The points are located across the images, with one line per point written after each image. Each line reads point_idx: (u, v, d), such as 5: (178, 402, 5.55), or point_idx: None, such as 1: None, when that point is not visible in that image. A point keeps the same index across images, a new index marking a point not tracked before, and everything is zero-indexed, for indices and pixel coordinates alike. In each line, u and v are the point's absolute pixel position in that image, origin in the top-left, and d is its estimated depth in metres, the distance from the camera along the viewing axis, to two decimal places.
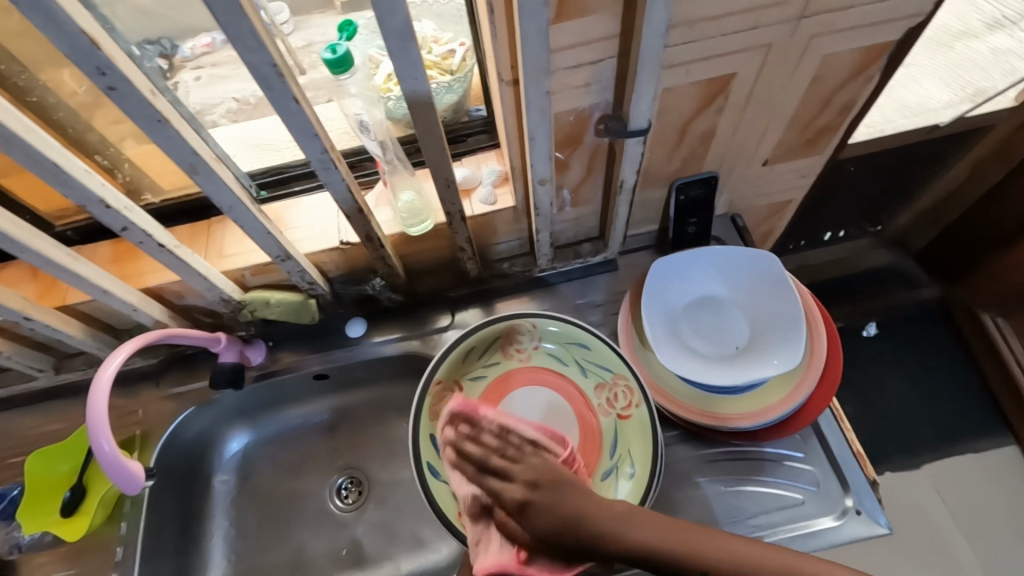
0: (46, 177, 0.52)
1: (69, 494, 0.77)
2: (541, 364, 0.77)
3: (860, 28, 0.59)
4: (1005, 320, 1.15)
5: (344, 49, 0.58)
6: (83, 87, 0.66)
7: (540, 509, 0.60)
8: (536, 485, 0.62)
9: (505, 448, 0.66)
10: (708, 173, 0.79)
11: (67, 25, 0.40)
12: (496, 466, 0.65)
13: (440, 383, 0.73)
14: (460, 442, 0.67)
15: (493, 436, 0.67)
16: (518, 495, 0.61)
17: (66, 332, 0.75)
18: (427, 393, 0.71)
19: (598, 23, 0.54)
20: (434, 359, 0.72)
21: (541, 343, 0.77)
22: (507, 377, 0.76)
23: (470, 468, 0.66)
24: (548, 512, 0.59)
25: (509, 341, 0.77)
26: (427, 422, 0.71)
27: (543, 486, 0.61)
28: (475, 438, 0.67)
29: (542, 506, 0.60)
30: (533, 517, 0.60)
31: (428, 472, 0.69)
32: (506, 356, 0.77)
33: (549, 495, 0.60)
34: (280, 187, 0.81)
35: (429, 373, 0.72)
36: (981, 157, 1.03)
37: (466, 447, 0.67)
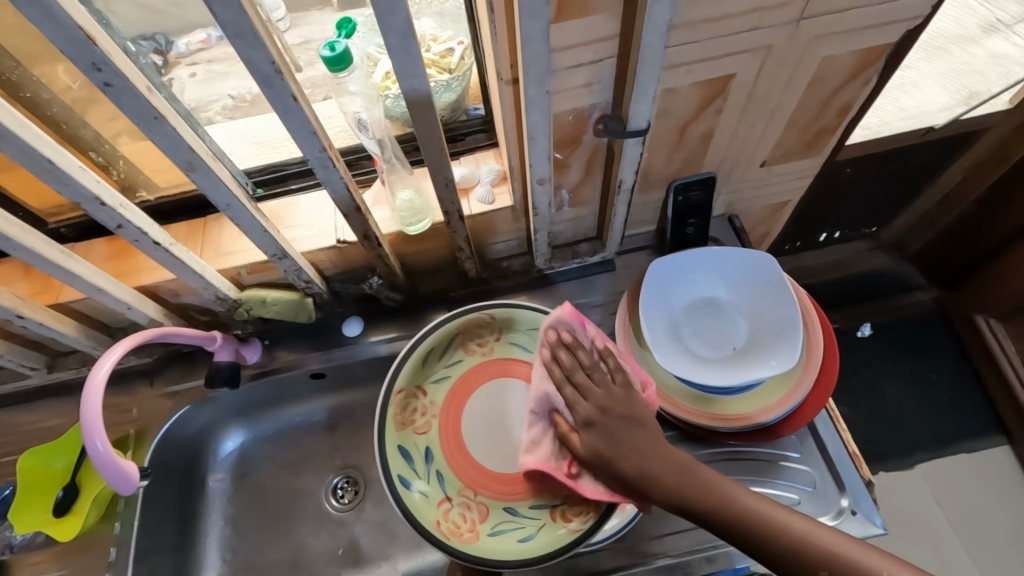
0: (41, 174, 0.51)
1: (62, 494, 0.76)
2: (505, 355, 0.77)
3: (859, 30, 0.59)
4: (999, 321, 1.16)
5: (343, 47, 0.57)
6: (78, 83, 0.66)
7: (605, 431, 0.61)
8: (607, 411, 0.62)
9: (595, 369, 0.65)
10: (707, 173, 0.78)
11: (62, 20, 0.40)
12: (582, 381, 0.64)
13: (402, 391, 0.73)
14: (556, 350, 0.66)
15: (590, 355, 0.66)
16: (590, 414, 0.62)
17: (60, 330, 0.74)
18: (388, 404, 0.72)
19: (599, 23, 0.54)
20: (391, 369, 0.73)
21: (501, 334, 0.78)
22: (471, 374, 0.76)
23: (557, 373, 0.65)
24: (609, 437, 0.61)
25: (469, 337, 0.77)
26: (392, 433, 0.71)
27: (616, 413, 0.62)
28: (573, 349, 0.66)
29: (609, 429, 0.61)
30: (593, 437, 0.61)
31: (398, 483, 0.69)
32: (467, 353, 0.77)
33: (616, 425, 0.61)
34: (277, 185, 0.80)
35: (389, 384, 0.72)
36: (976, 161, 1.03)
37: (558, 356, 0.66)
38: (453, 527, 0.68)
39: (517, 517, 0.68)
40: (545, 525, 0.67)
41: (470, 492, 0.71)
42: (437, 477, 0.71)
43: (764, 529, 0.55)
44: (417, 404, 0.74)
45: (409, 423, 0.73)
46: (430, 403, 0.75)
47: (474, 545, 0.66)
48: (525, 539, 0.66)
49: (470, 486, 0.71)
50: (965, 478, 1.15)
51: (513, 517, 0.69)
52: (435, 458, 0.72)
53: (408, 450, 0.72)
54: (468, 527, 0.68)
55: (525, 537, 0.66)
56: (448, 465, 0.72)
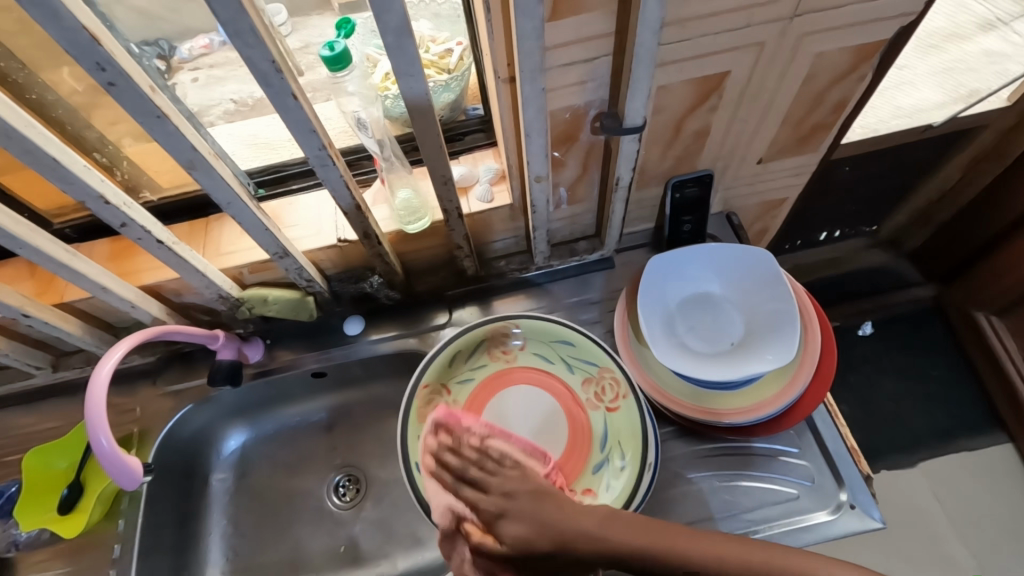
0: (45, 173, 0.52)
1: (67, 491, 0.77)
2: (528, 364, 0.77)
3: (853, 26, 0.60)
4: (999, 318, 1.14)
5: (342, 46, 0.58)
6: (83, 86, 0.67)
7: (516, 517, 0.55)
8: (514, 494, 0.57)
9: (483, 461, 0.62)
10: (703, 171, 0.79)
11: (67, 21, 0.41)
12: (473, 476, 0.61)
13: (427, 386, 0.74)
14: (442, 453, 0.65)
15: (472, 447, 0.63)
16: (493, 506, 0.57)
17: (65, 329, 0.75)
18: (413, 397, 0.73)
19: (593, 22, 0.55)
20: (419, 365, 0.74)
21: (526, 343, 0.78)
22: (497, 378, 0.76)
23: (447, 477, 0.63)
24: (527, 521, 0.54)
25: (494, 343, 0.78)
26: (414, 423, 0.72)
27: (519, 494, 0.56)
28: (455, 448, 0.64)
29: (518, 514, 0.55)
30: (509, 527, 0.55)
31: (418, 471, 0.69)
32: (491, 359, 0.78)
33: (527, 503, 0.55)
34: (278, 186, 0.81)
35: (415, 378, 0.74)
36: (974, 157, 1.03)
37: (445, 459, 0.64)
38: None
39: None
40: None
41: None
42: None
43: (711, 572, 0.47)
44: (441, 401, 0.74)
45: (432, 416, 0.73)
46: (454, 400, 0.75)
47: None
48: None
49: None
50: (967, 476, 1.14)
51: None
52: None
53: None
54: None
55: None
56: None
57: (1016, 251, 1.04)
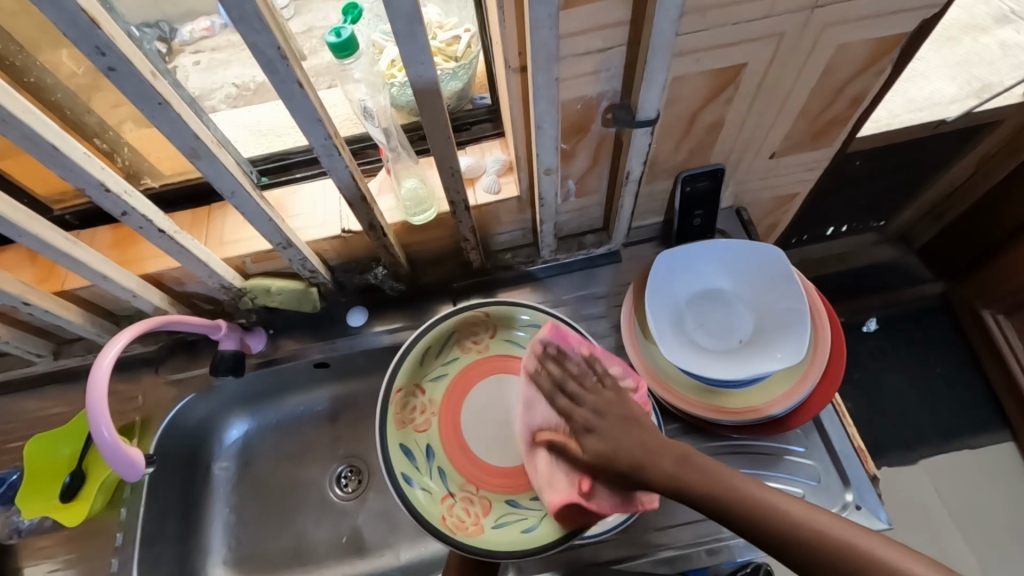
0: (44, 159, 0.51)
1: (69, 479, 0.77)
2: (501, 351, 0.77)
3: (875, 18, 0.58)
4: (1006, 318, 1.14)
5: (348, 32, 0.57)
6: (83, 69, 0.66)
7: (607, 433, 0.61)
8: (605, 415, 0.62)
9: (587, 377, 0.65)
10: (715, 165, 0.78)
11: (66, 3, 0.39)
12: (574, 391, 0.64)
13: (401, 390, 0.72)
14: (543, 362, 0.67)
15: (578, 364, 0.66)
16: (586, 419, 0.62)
17: (66, 318, 0.74)
18: (388, 403, 0.71)
19: (608, 10, 0.53)
20: (389, 369, 0.72)
21: (497, 331, 0.77)
22: (466, 371, 0.76)
23: (546, 384, 0.66)
24: (614, 440, 0.60)
25: (465, 334, 0.77)
26: (393, 432, 0.70)
27: (612, 416, 0.62)
28: (560, 361, 0.67)
29: (609, 432, 0.61)
30: (595, 441, 0.61)
31: (402, 480, 0.68)
32: (463, 350, 0.77)
33: (617, 425, 0.61)
34: (282, 174, 0.79)
35: (388, 382, 0.72)
36: (989, 153, 1.01)
37: (547, 368, 0.66)
38: (457, 521, 0.67)
39: (518, 508, 0.69)
40: (546, 516, 0.67)
41: (472, 487, 0.70)
42: (439, 473, 0.71)
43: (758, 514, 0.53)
44: (417, 402, 0.73)
45: (410, 420, 0.72)
46: (430, 400, 0.74)
47: (479, 537, 0.66)
48: (529, 529, 0.66)
49: (471, 481, 0.71)
50: (969, 473, 1.14)
51: (514, 510, 0.69)
52: (437, 454, 0.72)
53: (409, 448, 0.71)
54: (472, 520, 0.68)
55: (527, 528, 0.66)
56: (448, 461, 0.72)
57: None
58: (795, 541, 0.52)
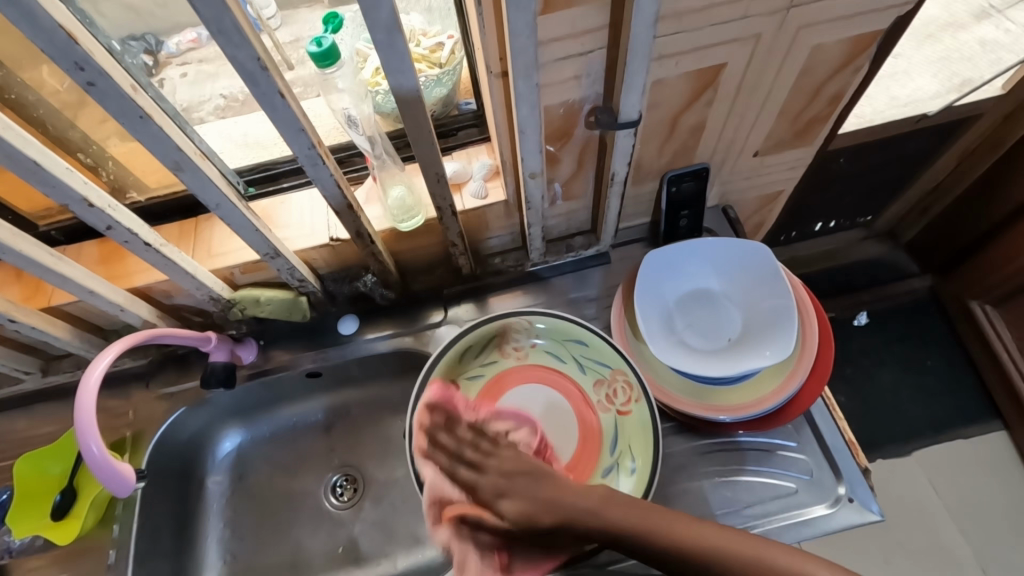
0: (26, 177, 0.51)
1: (60, 497, 0.76)
2: (541, 362, 0.76)
3: (850, 17, 0.59)
4: (995, 308, 1.15)
5: (330, 42, 0.57)
6: (65, 85, 0.66)
7: (515, 496, 0.61)
8: (511, 476, 0.62)
9: (478, 441, 0.67)
10: (700, 165, 0.78)
11: (43, 20, 0.40)
12: (471, 458, 0.65)
13: (437, 382, 0.72)
14: (435, 432, 0.68)
15: (467, 430, 0.69)
16: (494, 485, 0.62)
17: (52, 334, 0.73)
18: (422, 393, 0.71)
19: (587, 15, 0.53)
20: (429, 361, 0.72)
21: (537, 341, 0.77)
22: (505, 375, 0.76)
23: (442, 458, 0.66)
24: (530, 499, 0.60)
25: (505, 340, 0.76)
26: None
27: (517, 474, 0.62)
28: (449, 428, 0.68)
29: (518, 493, 0.61)
30: (507, 505, 0.61)
31: None
32: (503, 355, 0.76)
33: (525, 483, 0.61)
34: (269, 184, 0.79)
35: (424, 375, 0.72)
36: (969, 147, 1.02)
37: (439, 438, 0.67)
38: None
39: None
40: None
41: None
42: None
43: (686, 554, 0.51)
44: None
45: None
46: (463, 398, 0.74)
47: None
48: None
49: None
50: (962, 464, 1.15)
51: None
52: None
53: None
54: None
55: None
56: None
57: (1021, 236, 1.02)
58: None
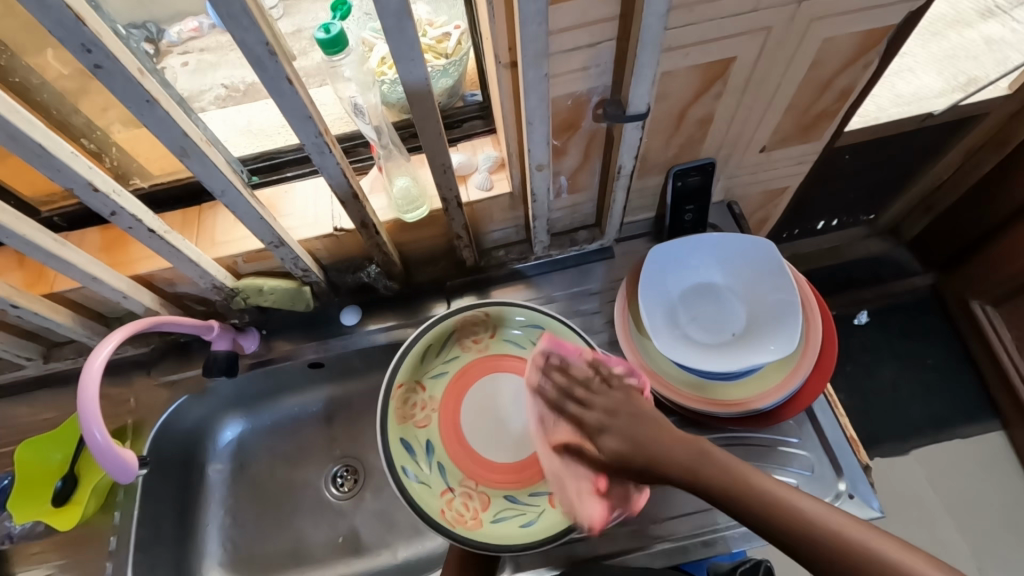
0: (31, 160, 0.50)
1: (61, 483, 0.76)
2: (501, 351, 0.77)
3: (861, 12, 0.59)
4: (994, 308, 1.15)
5: (338, 28, 0.56)
6: (70, 69, 0.66)
7: (617, 432, 0.62)
8: (616, 413, 0.63)
9: (591, 381, 0.67)
10: (706, 160, 0.78)
11: (50, 0, 0.39)
12: (580, 395, 0.67)
13: (402, 385, 0.73)
14: (549, 372, 0.70)
15: (583, 369, 0.69)
16: (597, 421, 0.64)
17: (55, 320, 0.73)
18: (388, 398, 0.72)
19: (596, 5, 0.53)
20: (391, 364, 0.73)
21: (496, 330, 0.78)
22: (467, 369, 0.76)
23: (554, 394, 0.69)
24: (628, 436, 0.61)
25: (465, 333, 0.78)
26: (394, 427, 0.71)
27: (622, 413, 0.63)
28: (564, 370, 0.70)
29: (619, 430, 0.62)
30: (609, 440, 0.62)
31: (402, 474, 0.68)
32: (463, 349, 0.77)
33: (624, 420, 0.62)
34: (273, 173, 0.79)
35: (389, 378, 0.72)
36: (976, 145, 1.02)
37: (552, 377, 0.70)
38: (457, 515, 0.68)
39: (516, 504, 0.69)
40: (544, 510, 0.68)
41: (472, 483, 0.71)
42: (439, 468, 0.71)
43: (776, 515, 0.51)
44: (418, 399, 0.74)
45: (410, 416, 0.73)
46: (430, 397, 0.75)
47: (479, 532, 0.67)
48: (527, 524, 0.67)
49: (471, 476, 0.71)
50: (960, 462, 1.16)
51: (513, 505, 0.69)
52: (437, 450, 0.72)
53: (410, 442, 0.71)
54: (471, 515, 0.68)
55: (526, 523, 0.67)
56: (451, 458, 0.72)
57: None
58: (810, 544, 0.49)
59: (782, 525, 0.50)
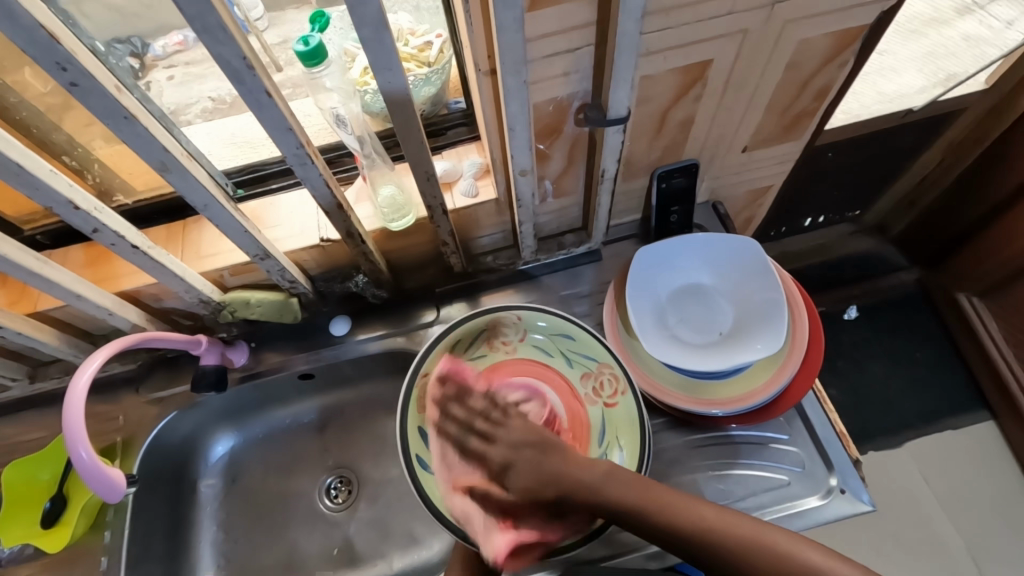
0: (8, 179, 0.50)
1: (50, 504, 0.75)
2: (528, 356, 0.76)
3: (835, 12, 0.60)
4: (981, 300, 1.17)
5: (316, 41, 0.56)
6: (49, 87, 0.65)
7: (523, 468, 0.66)
8: (519, 448, 0.68)
9: (491, 412, 0.71)
10: (689, 160, 0.79)
11: (23, 20, 0.39)
12: (481, 429, 0.70)
13: (427, 376, 0.72)
14: (446, 403, 0.71)
15: (480, 399, 0.72)
16: (501, 458, 0.67)
17: (40, 339, 0.72)
18: (413, 386, 0.70)
19: (574, 11, 0.53)
20: (419, 353, 0.71)
21: (527, 335, 0.76)
22: (495, 368, 0.75)
23: (453, 427, 0.70)
24: (534, 471, 0.66)
25: (494, 334, 0.76)
26: (414, 414, 0.70)
27: (527, 446, 0.68)
28: (461, 400, 0.71)
29: (525, 465, 0.66)
30: (517, 477, 0.66)
31: (416, 464, 0.68)
32: (490, 349, 0.76)
33: (527, 453, 0.67)
34: (257, 185, 0.79)
35: (415, 367, 0.71)
36: (955, 141, 1.04)
37: (450, 408, 0.71)
38: None
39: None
40: None
41: None
42: None
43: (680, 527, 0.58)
44: None
45: (432, 407, 0.72)
46: None
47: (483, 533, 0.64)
48: None
49: None
50: (950, 452, 1.17)
51: None
52: None
53: (428, 431, 0.71)
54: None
55: None
56: None
57: (1017, 222, 1.02)
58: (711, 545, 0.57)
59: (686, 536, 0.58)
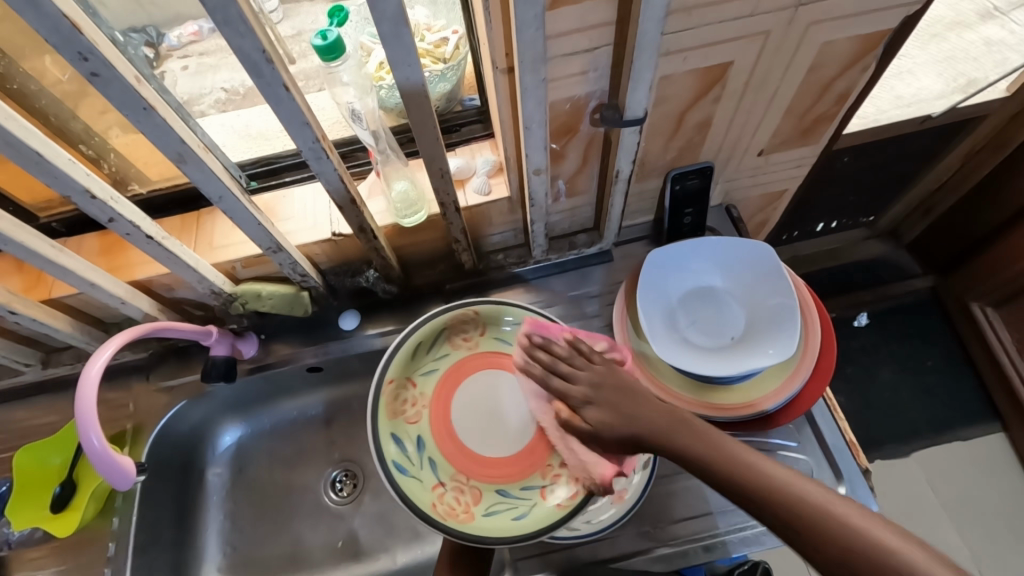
0: (28, 166, 0.50)
1: (59, 489, 0.76)
2: (490, 349, 0.75)
3: (857, 15, 0.59)
4: (995, 309, 1.15)
5: (335, 35, 0.56)
6: (67, 75, 0.66)
7: (604, 404, 0.61)
8: (601, 387, 0.62)
9: (573, 357, 0.66)
10: (704, 163, 0.78)
11: (46, 8, 0.39)
12: (564, 370, 0.65)
13: (392, 381, 0.71)
14: (531, 350, 0.68)
15: (563, 346, 0.67)
16: (582, 396, 0.62)
17: (53, 325, 0.73)
18: (380, 394, 0.70)
19: (594, 9, 0.53)
20: (382, 360, 0.71)
21: (486, 329, 0.76)
22: (458, 366, 0.75)
23: (538, 370, 0.67)
24: (614, 407, 0.60)
25: (455, 331, 0.76)
26: (384, 421, 0.70)
27: (607, 386, 0.62)
28: (545, 346, 0.68)
29: (605, 402, 0.60)
30: (596, 412, 0.61)
31: (393, 469, 0.67)
32: (454, 347, 0.76)
33: (610, 393, 0.61)
34: (271, 178, 0.79)
35: (379, 373, 0.71)
36: (974, 148, 1.02)
37: (535, 356, 0.68)
38: (449, 508, 0.66)
39: (509, 498, 0.68)
40: (535, 504, 0.67)
41: (464, 477, 0.69)
42: (430, 463, 0.70)
43: (765, 493, 0.48)
44: (408, 395, 0.72)
45: (402, 413, 0.71)
46: (422, 393, 0.73)
47: (470, 524, 0.65)
48: (520, 517, 0.66)
49: (461, 470, 0.70)
50: (959, 464, 1.16)
51: (504, 499, 0.68)
52: (428, 444, 0.71)
53: (401, 437, 0.70)
54: (463, 509, 0.67)
55: (517, 515, 0.66)
56: (441, 452, 0.70)
57: None
58: (794, 522, 0.45)
59: (766, 500, 0.47)
